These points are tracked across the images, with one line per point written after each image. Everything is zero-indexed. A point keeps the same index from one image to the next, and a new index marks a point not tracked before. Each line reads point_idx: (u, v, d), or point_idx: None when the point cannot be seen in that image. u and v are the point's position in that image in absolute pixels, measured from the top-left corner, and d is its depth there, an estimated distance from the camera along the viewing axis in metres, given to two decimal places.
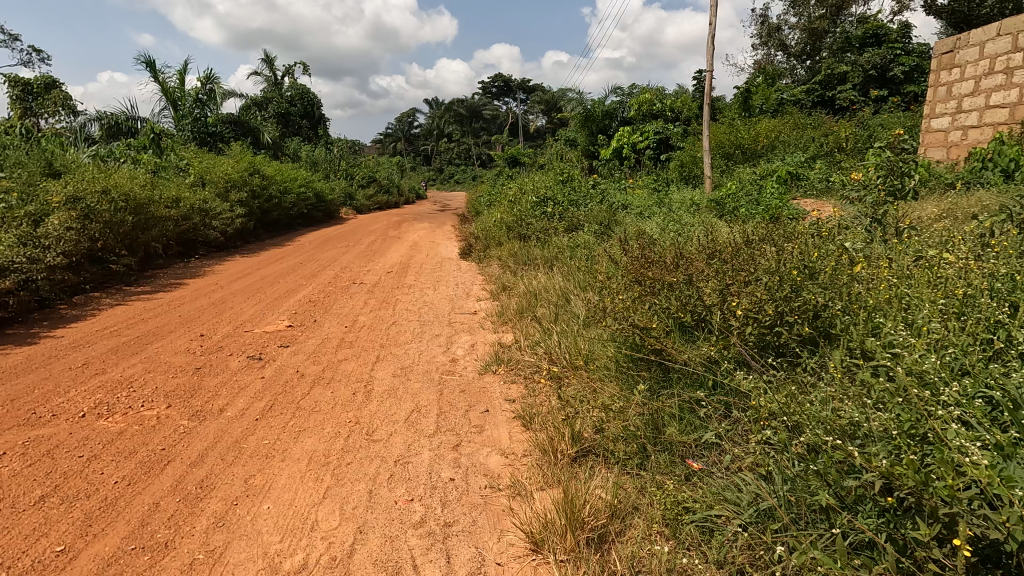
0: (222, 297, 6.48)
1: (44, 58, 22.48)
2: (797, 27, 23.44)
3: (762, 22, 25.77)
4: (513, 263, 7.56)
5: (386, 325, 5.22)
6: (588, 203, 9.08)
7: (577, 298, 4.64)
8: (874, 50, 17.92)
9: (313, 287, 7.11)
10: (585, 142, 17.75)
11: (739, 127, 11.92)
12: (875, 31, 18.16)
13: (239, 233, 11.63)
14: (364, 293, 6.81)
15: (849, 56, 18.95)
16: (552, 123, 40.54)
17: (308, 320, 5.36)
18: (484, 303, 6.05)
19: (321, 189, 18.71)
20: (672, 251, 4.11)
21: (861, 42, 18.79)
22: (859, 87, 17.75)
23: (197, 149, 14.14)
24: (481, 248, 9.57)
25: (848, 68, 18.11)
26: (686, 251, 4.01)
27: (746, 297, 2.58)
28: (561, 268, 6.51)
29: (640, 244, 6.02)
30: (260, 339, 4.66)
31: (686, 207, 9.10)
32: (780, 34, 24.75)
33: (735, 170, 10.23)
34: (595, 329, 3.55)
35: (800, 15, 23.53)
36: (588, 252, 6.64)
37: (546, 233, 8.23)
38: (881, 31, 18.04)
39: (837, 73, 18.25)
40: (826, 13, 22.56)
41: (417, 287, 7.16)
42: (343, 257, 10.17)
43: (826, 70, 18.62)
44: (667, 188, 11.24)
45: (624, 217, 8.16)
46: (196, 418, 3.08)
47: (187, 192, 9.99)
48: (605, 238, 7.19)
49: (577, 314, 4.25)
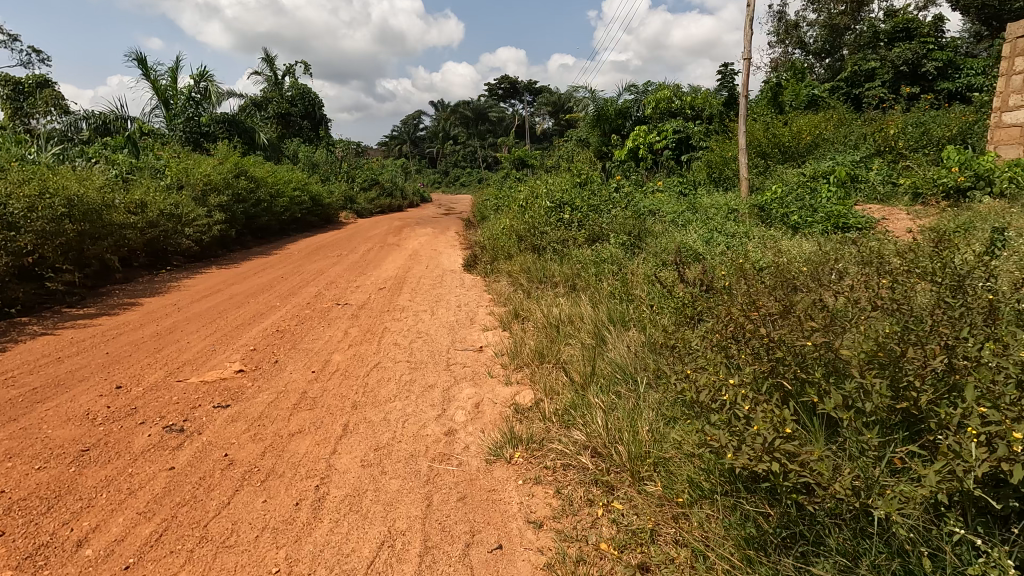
0: (173, 323, 5.34)
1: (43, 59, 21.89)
2: (817, 23, 22.14)
3: (779, 18, 24.46)
4: (527, 280, 6.40)
5: (365, 369, 4.03)
6: (609, 209, 7.88)
7: (620, 343, 3.45)
8: (904, 45, 16.59)
9: (289, 310, 5.94)
10: (597, 142, 16.55)
11: (775, 124, 10.67)
12: (906, 24, 16.83)
13: (219, 240, 10.54)
14: (348, 318, 5.63)
15: (878, 51, 17.64)
16: (559, 125, 39.42)
17: (269, 360, 4.20)
18: (493, 336, 4.86)
19: (317, 191, 17.61)
20: (763, 288, 2.93)
21: (890, 37, 17.46)
22: (890, 85, 16.45)
23: (182, 149, 13.06)
24: (488, 259, 8.40)
25: (877, 64, 16.83)
26: (787, 288, 2.82)
27: (990, 411, 1.41)
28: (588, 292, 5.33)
29: (685, 264, 4.83)
30: (194, 394, 3.48)
31: (722, 214, 7.89)
32: (798, 31, 23.47)
33: (776, 172, 9.01)
34: (670, 413, 2.40)
35: (819, 11, 22.28)
36: (619, 273, 5.47)
37: (561, 245, 7.06)
38: (911, 25, 16.73)
39: (866, 70, 16.99)
40: (848, 8, 21.27)
41: (412, 311, 5.98)
42: (332, 269, 9.02)
43: (851, 67, 17.32)
44: (695, 192, 10.02)
45: (656, 226, 6.97)
46: (29, 566, 1.91)
47: (157, 196, 8.90)
48: (634, 255, 6.03)
49: (626, 370, 3.07)
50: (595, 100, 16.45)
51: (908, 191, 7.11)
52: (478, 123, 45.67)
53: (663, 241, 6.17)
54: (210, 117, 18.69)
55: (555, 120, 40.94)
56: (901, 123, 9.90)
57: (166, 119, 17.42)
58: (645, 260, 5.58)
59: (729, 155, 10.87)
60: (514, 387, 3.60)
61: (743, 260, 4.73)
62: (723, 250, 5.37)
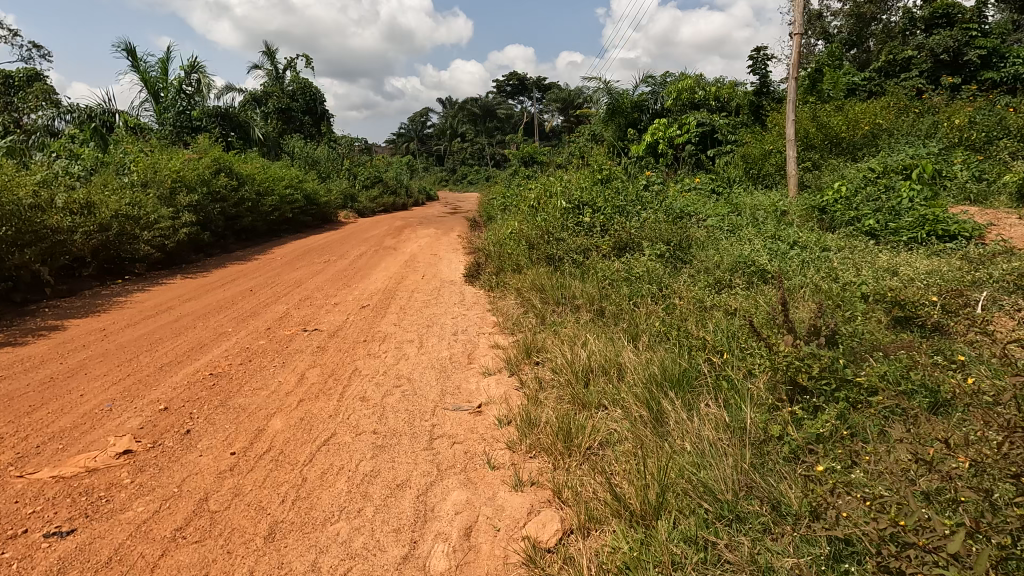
0: (81, 361, 4.11)
1: (40, 53, 21.03)
2: (842, 12, 20.52)
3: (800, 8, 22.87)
4: (541, 298, 5.14)
5: (311, 447, 2.79)
6: (639, 212, 6.59)
7: (700, 440, 2.23)
8: (944, 32, 14.94)
9: (241, 340, 4.71)
10: (612, 138, 15.23)
11: (822, 112, 9.27)
12: (947, 9, 15.19)
13: (192, 245, 9.37)
14: (313, 352, 4.39)
15: (913, 39, 16.01)
16: (568, 122, 37.96)
17: (178, 429, 2.96)
18: (498, 386, 3.61)
19: (313, 189, 16.39)
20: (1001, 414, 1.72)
21: (927, 24, 15.82)
22: (932, 75, 14.88)
23: (160, 142, 11.89)
24: (492, 269, 7.14)
25: (914, 52, 15.23)
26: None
27: None
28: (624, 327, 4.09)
29: (756, 303, 3.61)
30: (29, 504, 2.25)
31: (771, 217, 6.58)
32: (822, 21, 21.83)
33: (829, 171, 7.69)
34: None
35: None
36: (662, 302, 4.23)
37: (582, 256, 5.81)
38: (952, 9, 15.12)
39: (902, 59, 15.35)
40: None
41: (396, 340, 4.73)
42: (312, 279, 7.80)
43: (886, 56, 15.74)
44: (732, 190, 8.67)
45: (696, 233, 5.71)
46: None
47: (113, 195, 7.73)
48: (677, 272, 4.77)
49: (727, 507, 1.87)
50: (609, 92, 15.09)
51: (1008, 189, 5.80)
52: (486, 120, 44.49)
53: (712, 256, 4.93)
54: (201, 111, 17.54)
55: (564, 117, 39.52)
56: (969, 113, 8.51)
57: (155, 113, 16.29)
58: (695, 284, 4.34)
59: (770, 148, 9.51)
60: (526, 492, 2.36)
61: (834, 299, 3.49)
62: (799, 272, 4.14)
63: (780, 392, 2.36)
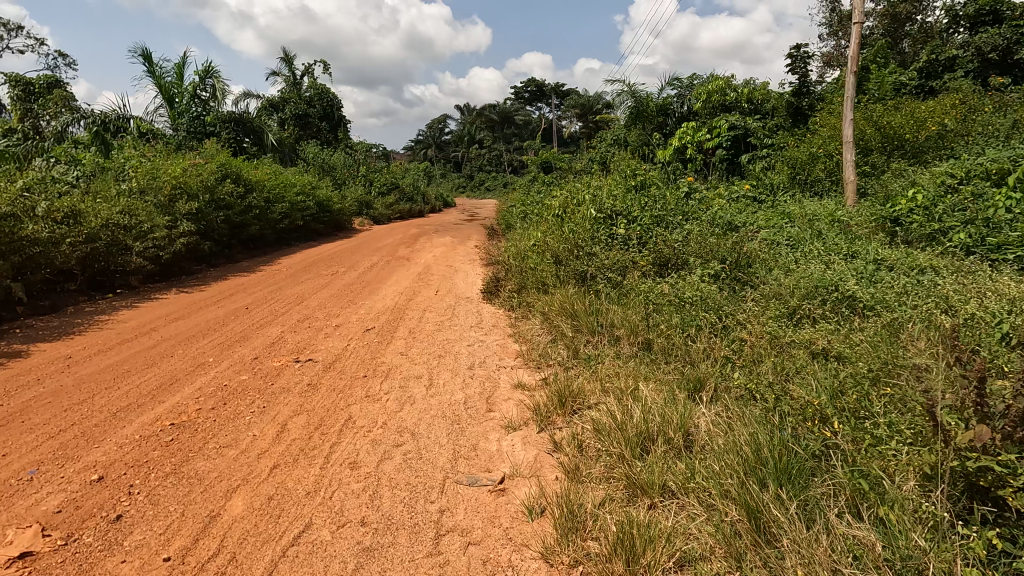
0: (28, 401, 3.46)
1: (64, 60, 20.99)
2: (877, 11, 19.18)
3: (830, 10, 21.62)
4: (573, 322, 4.40)
5: (275, 550, 2.06)
6: (680, 223, 5.79)
7: None
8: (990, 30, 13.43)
9: (220, 374, 4.00)
10: (637, 142, 14.43)
11: (879, 110, 8.33)
12: (995, 6, 13.58)
13: (193, 255, 8.82)
14: (302, 394, 3.64)
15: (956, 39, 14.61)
16: (587, 129, 37.08)
17: (102, 515, 2.24)
18: (526, 446, 2.87)
19: (326, 195, 15.83)
20: None
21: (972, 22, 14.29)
22: (980, 76, 13.41)
23: (166, 147, 11.42)
24: (513, 286, 6.41)
25: (958, 51, 13.71)
26: None
27: None
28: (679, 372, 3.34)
29: (860, 351, 2.82)
30: None
31: (833, 229, 5.70)
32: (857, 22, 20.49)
33: (894, 178, 6.78)
34: None
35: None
36: (726, 340, 3.48)
37: (619, 273, 5.04)
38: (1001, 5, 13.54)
39: (945, 59, 13.81)
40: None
41: (401, 376, 3.99)
42: (317, 294, 7.14)
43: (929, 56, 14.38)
44: (777, 199, 7.79)
45: (753, 247, 4.90)
46: None
47: (104, 204, 7.19)
48: (738, 298, 3.99)
49: None
50: (634, 95, 14.29)
51: None
52: (504, 127, 43.98)
53: (779, 278, 4.14)
54: (216, 117, 17.17)
55: (583, 123, 38.64)
56: None
57: (170, 118, 15.95)
58: (765, 314, 3.57)
59: (821, 151, 8.60)
60: None
61: (966, 342, 2.67)
62: (899, 303, 3.35)
63: (959, 506, 1.60)
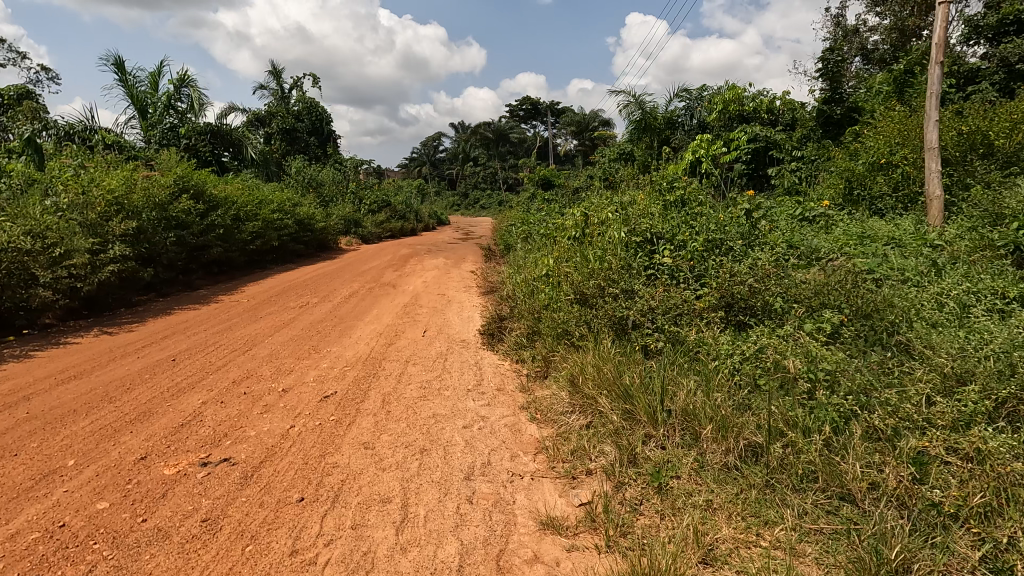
0: None
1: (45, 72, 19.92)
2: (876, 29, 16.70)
3: (837, 22, 20.17)
4: (621, 399, 2.95)
5: None
6: (744, 250, 4.36)
7: None
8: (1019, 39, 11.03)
9: (67, 499, 2.50)
10: (644, 158, 13.15)
11: (949, 116, 6.94)
12: (1021, 12, 11.19)
13: (132, 285, 7.36)
14: (180, 549, 2.14)
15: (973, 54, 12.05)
16: (585, 146, 35.94)
17: None
18: None
19: (308, 213, 14.38)
20: None
21: (996, 32, 11.79)
22: (1006, 89, 10.48)
23: (119, 158, 9.97)
24: (523, 330, 4.97)
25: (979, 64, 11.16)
26: None
27: None
28: (842, 535, 1.93)
29: None
30: None
31: (950, 262, 4.24)
32: (856, 38, 18.03)
33: (994, 195, 5.36)
34: None
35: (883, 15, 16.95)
36: (905, 456, 2.07)
37: (673, 321, 3.61)
38: None
39: (968, 68, 10.89)
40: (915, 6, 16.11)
41: (358, 501, 2.49)
42: (272, 337, 5.64)
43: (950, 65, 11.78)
44: (836, 215, 6.36)
45: (867, 285, 3.45)
46: None
47: (7, 223, 5.72)
48: (890, 377, 2.54)
49: None
50: (641, 105, 12.99)
51: None
52: (500, 144, 43.17)
53: (944, 339, 2.74)
54: (191, 128, 15.78)
55: (579, 141, 37.53)
56: None
57: (141, 129, 14.54)
58: (964, 412, 2.14)
59: (884, 161, 7.21)
60: None
61: None
62: None
63: None
